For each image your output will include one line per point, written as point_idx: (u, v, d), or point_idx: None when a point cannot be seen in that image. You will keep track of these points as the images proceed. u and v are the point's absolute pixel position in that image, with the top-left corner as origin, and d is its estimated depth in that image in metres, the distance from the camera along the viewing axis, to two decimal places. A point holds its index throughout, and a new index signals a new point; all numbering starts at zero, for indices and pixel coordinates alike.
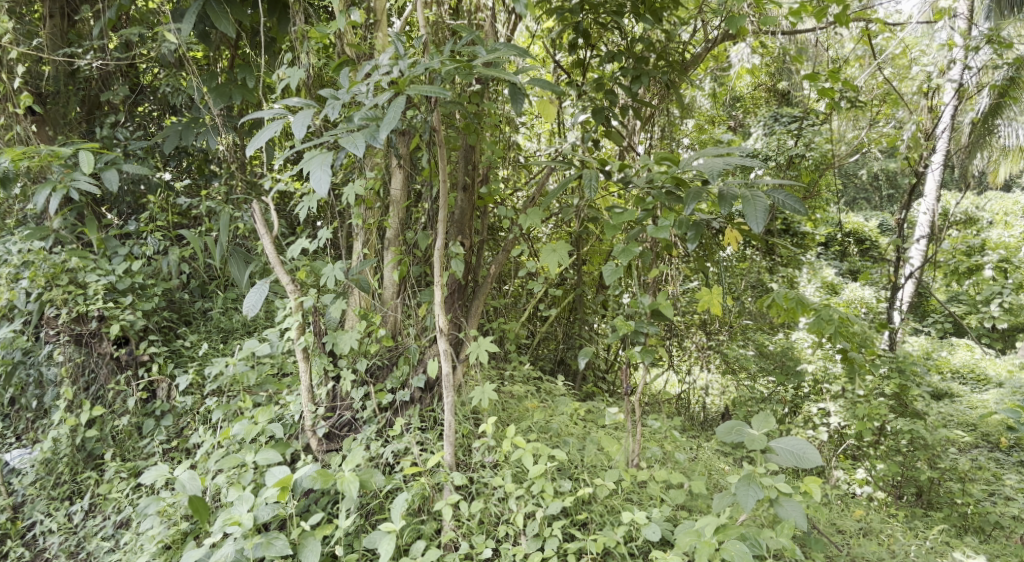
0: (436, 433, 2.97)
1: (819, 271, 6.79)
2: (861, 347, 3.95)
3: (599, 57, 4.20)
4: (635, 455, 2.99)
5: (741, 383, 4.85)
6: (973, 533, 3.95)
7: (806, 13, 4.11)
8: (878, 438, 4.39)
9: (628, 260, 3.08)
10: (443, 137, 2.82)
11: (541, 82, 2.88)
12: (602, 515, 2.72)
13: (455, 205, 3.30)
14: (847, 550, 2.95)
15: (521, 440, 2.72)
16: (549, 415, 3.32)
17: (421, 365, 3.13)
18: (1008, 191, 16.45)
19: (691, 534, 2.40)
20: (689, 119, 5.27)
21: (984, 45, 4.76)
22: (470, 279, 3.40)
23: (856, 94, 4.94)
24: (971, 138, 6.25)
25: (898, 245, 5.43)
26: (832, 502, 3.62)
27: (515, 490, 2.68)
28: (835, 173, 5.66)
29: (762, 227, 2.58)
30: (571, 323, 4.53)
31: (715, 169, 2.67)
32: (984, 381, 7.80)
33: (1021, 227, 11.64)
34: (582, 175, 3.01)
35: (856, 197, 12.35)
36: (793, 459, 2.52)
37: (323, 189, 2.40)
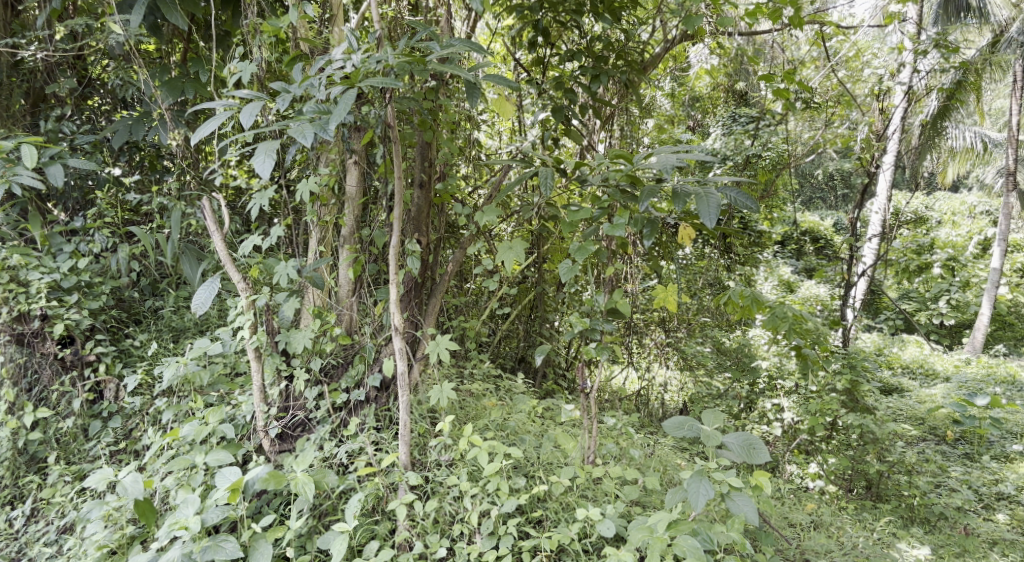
0: (391, 433, 2.95)
1: (775, 269, 6.89)
2: (814, 343, 4.01)
3: (558, 56, 4.21)
4: (590, 451, 3.00)
5: (699, 379, 5.00)
6: (919, 524, 4.05)
7: (761, 14, 4.17)
8: (830, 432, 4.47)
9: (584, 258, 3.08)
10: (398, 133, 2.78)
11: (497, 79, 2.87)
12: (557, 512, 2.73)
13: (411, 202, 3.28)
14: (797, 543, 3.01)
15: (477, 438, 2.71)
16: (506, 413, 3.32)
17: (376, 364, 3.10)
18: (956, 191, 16.95)
19: (643, 530, 2.43)
20: (648, 119, 5.32)
21: (932, 50, 4.89)
22: (428, 277, 3.38)
23: (810, 96, 5.03)
24: (921, 139, 6.40)
25: (851, 244, 5.55)
26: (784, 496, 3.69)
27: (470, 489, 2.68)
28: (792, 173, 5.75)
29: (715, 223, 2.61)
30: (532, 320, 4.55)
31: (668, 165, 2.70)
32: (932, 376, 8.02)
33: (968, 227, 12.01)
34: (538, 172, 3.00)
35: (812, 198, 12.59)
36: (743, 453, 2.55)
37: (266, 168, 2.39)
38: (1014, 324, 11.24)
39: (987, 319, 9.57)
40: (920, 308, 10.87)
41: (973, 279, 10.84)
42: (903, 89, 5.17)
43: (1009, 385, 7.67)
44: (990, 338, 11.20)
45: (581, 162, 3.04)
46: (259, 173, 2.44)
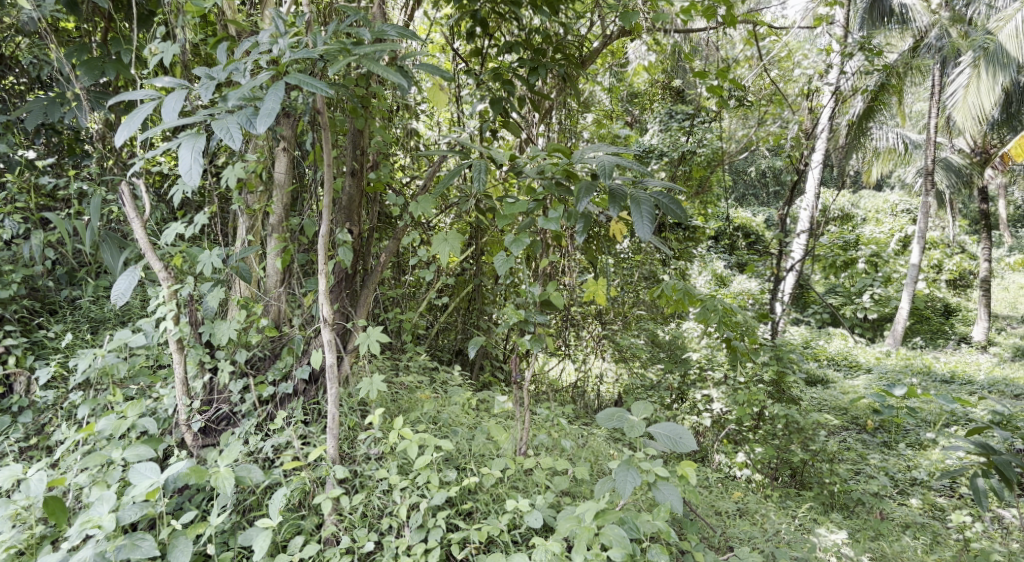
0: (320, 426, 2.90)
1: (709, 264, 7.06)
2: (744, 335, 4.13)
3: (497, 47, 4.19)
4: (522, 443, 3.01)
5: (633, 370, 5.04)
6: (839, 510, 4.22)
7: (696, 12, 4.24)
8: (757, 422, 4.58)
9: (519, 250, 3.07)
10: (327, 119, 2.71)
11: (429, 67, 2.81)
12: (487, 503, 2.73)
13: (342, 190, 3.21)
14: (721, 531, 3.05)
15: (407, 431, 2.67)
16: (439, 405, 3.30)
17: (305, 356, 3.05)
18: (880, 190, 17.71)
19: (570, 520, 2.44)
20: (588, 113, 5.37)
21: (858, 52, 5.05)
22: (360, 268, 3.32)
23: (743, 93, 5.15)
24: (847, 139, 6.64)
25: (780, 239, 5.73)
26: (712, 485, 3.78)
27: (399, 482, 2.65)
28: (726, 169, 5.88)
29: (648, 234, 2.63)
30: (470, 313, 4.54)
31: (607, 168, 2.70)
32: (856, 367, 8.36)
33: (891, 224, 12.57)
34: (474, 163, 2.96)
35: (745, 194, 12.94)
36: (670, 443, 2.59)
37: (193, 177, 2.24)
38: (930, 317, 11.85)
39: (906, 312, 10.03)
40: (846, 302, 11.57)
41: (895, 275, 11.36)
42: (830, 89, 5.34)
43: (925, 376, 8.06)
44: (909, 331, 11.77)
45: (516, 154, 3.02)
46: (187, 185, 2.30)
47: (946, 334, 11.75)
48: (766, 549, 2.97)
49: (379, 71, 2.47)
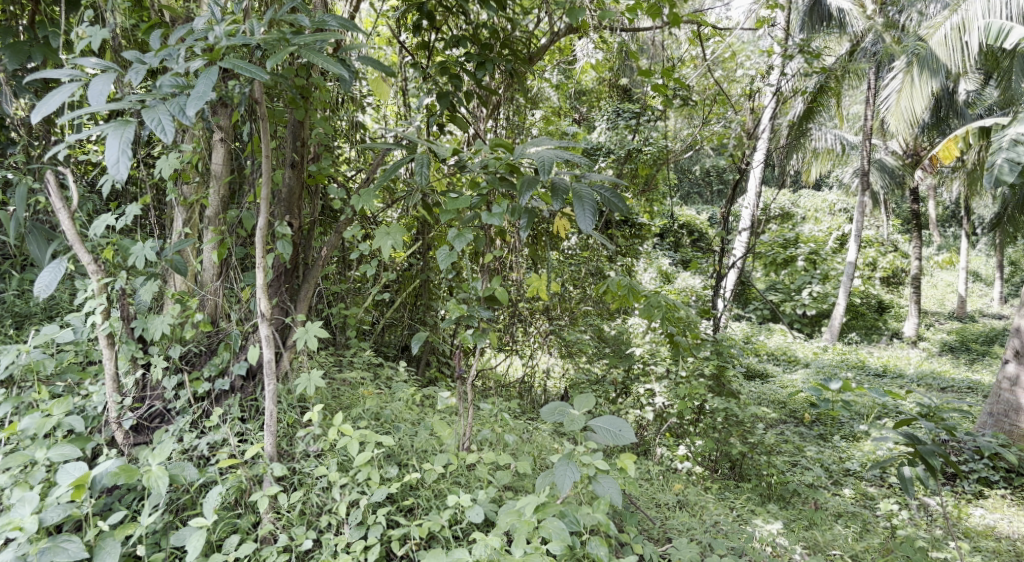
0: (257, 423, 2.84)
1: (654, 260, 7.18)
2: (686, 331, 4.22)
3: (444, 40, 4.15)
4: (466, 438, 2.99)
5: (580, 365, 5.10)
6: (775, 501, 4.32)
7: (642, 11, 4.28)
8: (698, 416, 4.67)
9: (463, 245, 3.04)
10: (266, 110, 2.64)
11: (370, 61, 2.79)
12: (428, 499, 2.71)
13: (282, 182, 3.15)
14: (660, 522, 3.10)
15: (346, 427, 2.64)
16: (382, 401, 3.27)
17: (242, 352, 2.98)
18: (819, 190, 18.26)
19: (511, 514, 2.45)
20: (535, 110, 5.40)
21: (798, 54, 5.16)
22: (300, 262, 3.25)
23: (687, 93, 5.23)
24: (787, 139, 6.81)
25: (723, 237, 5.84)
26: (653, 478, 3.84)
27: (339, 479, 2.61)
28: (671, 168, 5.97)
29: (591, 228, 2.67)
30: (417, 308, 4.50)
31: (548, 165, 2.66)
32: (794, 362, 8.60)
33: (827, 224, 13.05)
34: (417, 156, 2.93)
35: (691, 193, 13.19)
36: (611, 436, 2.61)
37: (121, 169, 2.18)
38: (865, 314, 12.26)
39: (842, 309, 10.35)
40: (785, 299, 11.91)
41: (832, 273, 11.73)
42: (771, 90, 5.45)
43: (859, 370, 8.34)
44: (845, 327, 12.16)
45: (459, 147, 3.00)
46: (114, 178, 2.22)
47: (879, 329, 12.19)
48: (703, 540, 3.02)
49: (318, 63, 2.43)
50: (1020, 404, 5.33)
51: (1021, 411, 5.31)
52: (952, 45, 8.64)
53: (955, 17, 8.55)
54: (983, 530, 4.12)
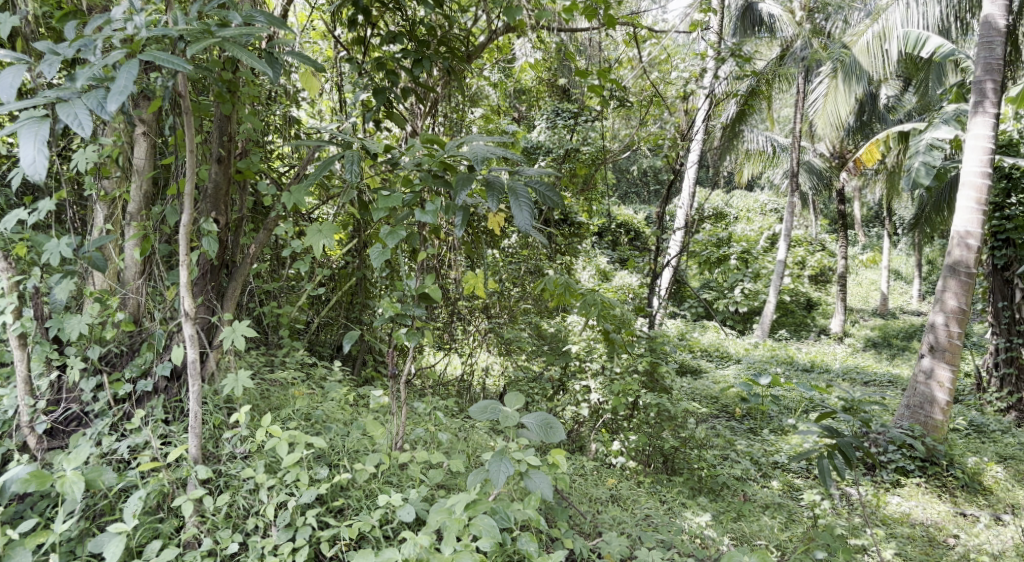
0: (181, 425, 2.76)
1: (592, 258, 7.29)
2: (621, 328, 4.31)
3: (380, 36, 4.10)
4: (398, 437, 2.97)
5: (519, 363, 5.11)
6: (706, 493, 4.43)
7: (578, 11, 4.31)
8: (632, 411, 4.75)
9: (396, 242, 2.97)
10: (190, 103, 2.57)
11: (298, 57, 2.73)
12: (359, 499, 2.69)
13: (208, 178, 3.06)
14: (592, 517, 3.14)
15: (275, 428, 2.59)
16: (313, 402, 3.22)
17: (167, 352, 2.89)
18: (753, 190, 18.85)
19: (441, 512, 2.45)
20: (475, 108, 5.42)
21: (730, 57, 5.26)
22: (228, 260, 3.17)
23: (623, 93, 5.32)
24: (721, 140, 6.99)
25: (658, 236, 5.95)
26: (587, 473, 3.90)
27: (266, 480, 2.56)
28: (609, 167, 6.04)
29: (528, 226, 2.66)
30: (353, 307, 4.43)
31: (481, 158, 2.68)
32: (726, 358, 8.88)
33: (759, 224, 13.50)
34: (349, 152, 2.88)
35: (629, 192, 13.44)
36: (542, 432, 2.63)
37: (36, 168, 2.09)
38: (794, 311, 12.77)
39: (773, 306, 10.70)
40: (719, 297, 12.27)
41: (762, 271, 12.16)
42: (705, 92, 5.54)
43: (788, 365, 8.66)
44: (776, 324, 12.62)
45: (393, 144, 2.97)
46: (30, 178, 2.12)
47: (808, 326, 12.66)
48: (633, 533, 3.08)
49: (245, 58, 2.36)
50: (934, 396, 5.59)
51: (935, 403, 5.57)
52: (873, 52, 9.05)
53: (876, 25, 8.93)
54: (899, 517, 4.31)
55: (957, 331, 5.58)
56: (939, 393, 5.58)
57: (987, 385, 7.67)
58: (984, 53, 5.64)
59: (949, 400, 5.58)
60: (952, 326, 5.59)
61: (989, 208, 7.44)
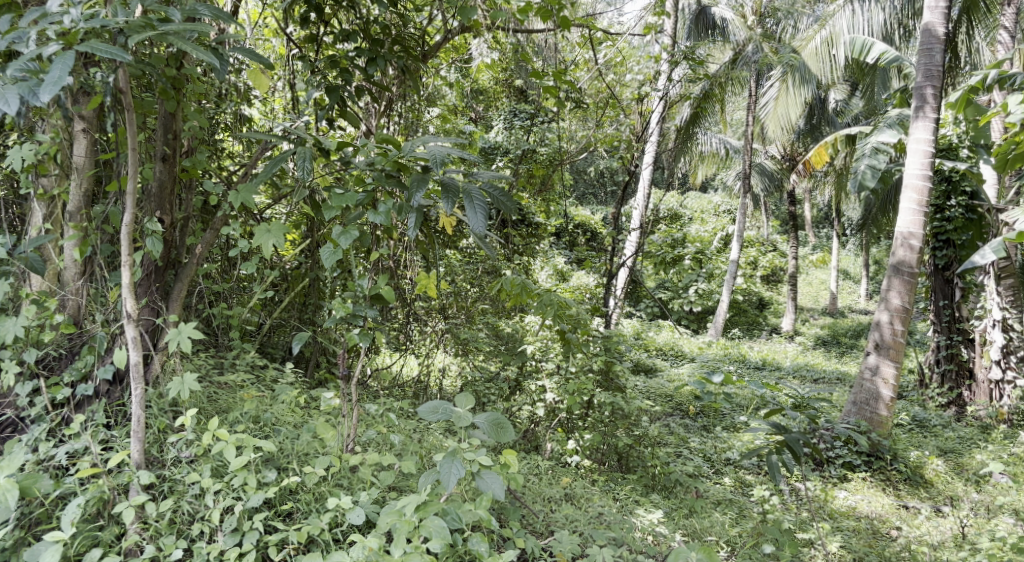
0: (123, 430, 2.69)
1: (549, 258, 7.33)
2: (577, 328, 4.34)
3: (333, 34, 4.05)
4: (350, 439, 2.94)
5: (476, 363, 5.04)
6: (659, 491, 4.49)
7: (533, 12, 4.30)
8: (586, 410, 4.78)
9: (347, 242, 2.93)
10: (132, 99, 2.51)
11: (245, 52, 2.66)
12: (308, 503, 2.65)
13: (152, 176, 2.99)
14: (544, 516, 3.16)
15: (222, 432, 2.54)
16: (262, 404, 3.16)
17: (109, 355, 2.82)
18: (708, 191, 19.17)
19: (391, 514, 2.43)
20: (431, 108, 5.39)
21: (683, 60, 5.32)
22: (173, 260, 3.10)
23: (578, 95, 5.35)
24: (675, 142, 7.09)
25: (614, 236, 5.99)
26: (542, 472, 3.92)
27: (212, 485, 2.51)
28: (566, 168, 6.07)
29: (482, 230, 2.64)
30: (305, 308, 4.37)
31: (440, 158, 2.66)
32: (680, 356, 9.02)
33: (713, 225, 13.75)
34: (298, 150, 2.83)
35: (586, 192, 13.57)
36: (493, 432, 2.63)
37: None
38: (746, 310, 13.04)
39: (726, 305, 10.90)
40: (674, 296, 12.47)
41: (716, 271, 12.38)
42: (659, 95, 5.60)
43: (741, 363, 8.83)
44: (729, 323, 12.85)
45: (344, 143, 2.93)
46: None
47: (760, 325, 12.94)
48: (584, 531, 3.10)
49: (189, 53, 2.30)
50: (879, 393, 5.75)
51: (880, 399, 5.73)
52: (822, 56, 9.23)
53: (823, 31, 9.20)
54: (845, 511, 4.43)
55: (901, 329, 5.75)
56: (884, 389, 5.74)
57: (930, 381, 7.92)
58: (925, 60, 5.86)
59: (894, 396, 5.75)
60: (896, 324, 5.75)
61: (932, 210, 7.69)
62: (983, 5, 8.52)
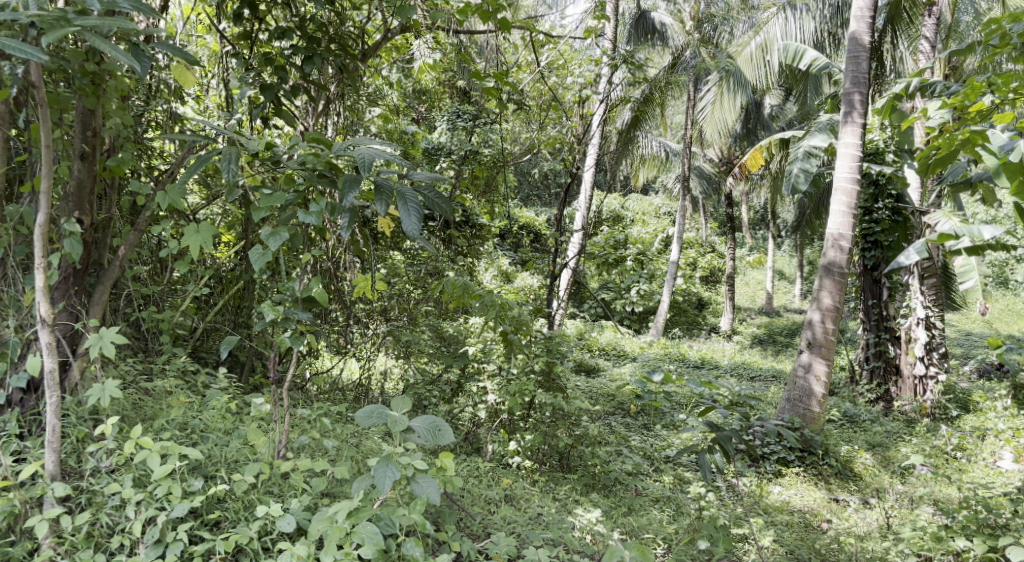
0: (38, 441, 2.58)
1: (494, 259, 7.34)
2: (518, 329, 4.34)
3: (267, 31, 3.95)
4: (281, 445, 2.87)
5: (417, 366, 5.00)
6: (599, 489, 4.52)
7: (472, 12, 4.26)
8: (528, 411, 4.76)
9: (278, 244, 2.85)
10: (45, 96, 2.40)
11: (168, 48, 2.56)
12: (237, 511, 2.58)
13: (71, 175, 2.88)
14: (481, 518, 3.14)
15: (145, 440, 2.45)
16: (191, 411, 3.07)
17: (22, 363, 2.70)
18: (651, 193, 19.50)
19: (322, 522, 2.39)
20: (373, 108, 5.33)
21: (622, 64, 5.36)
22: (94, 263, 2.99)
23: (520, 96, 5.34)
24: (616, 145, 7.18)
25: (557, 238, 6.01)
26: (482, 474, 3.90)
27: (134, 495, 2.42)
28: (509, 169, 6.07)
29: (416, 231, 2.60)
30: (240, 310, 4.26)
31: (370, 162, 2.58)
32: (623, 356, 9.15)
33: (655, 226, 13.99)
34: (224, 150, 2.73)
35: (530, 194, 13.68)
36: (429, 436, 2.59)
37: None
38: (687, 310, 13.31)
39: (667, 306, 11.11)
40: (616, 297, 12.68)
41: (657, 272, 12.63)
42: (600, 97, 5.63)
43: (681, 362, 9.01)
44: (670, 323, 13.11)
45: (275, 142, 2.85)
46: None
47: (699, 324, 13.23)
48: (521, 533, 3.09)
49: (105, 50, 2.20)
50: (812, 390, 5.91)
51: (813, 396, 5.90)
52: (756, 62, 9.52)
53: (758, 37, 9.48)
54: (779, 505, 4.54)
55: (832, 327, 5.92)
56: (816, 387, 5.91)
57: (860, 377, 8.20)
58: (852, 67, 6.07)
59: (826, 393, 5.92)
60: (827, 323, 5.93)
61: (861, 212, 7.96)
62: (906, 15, 8.88)
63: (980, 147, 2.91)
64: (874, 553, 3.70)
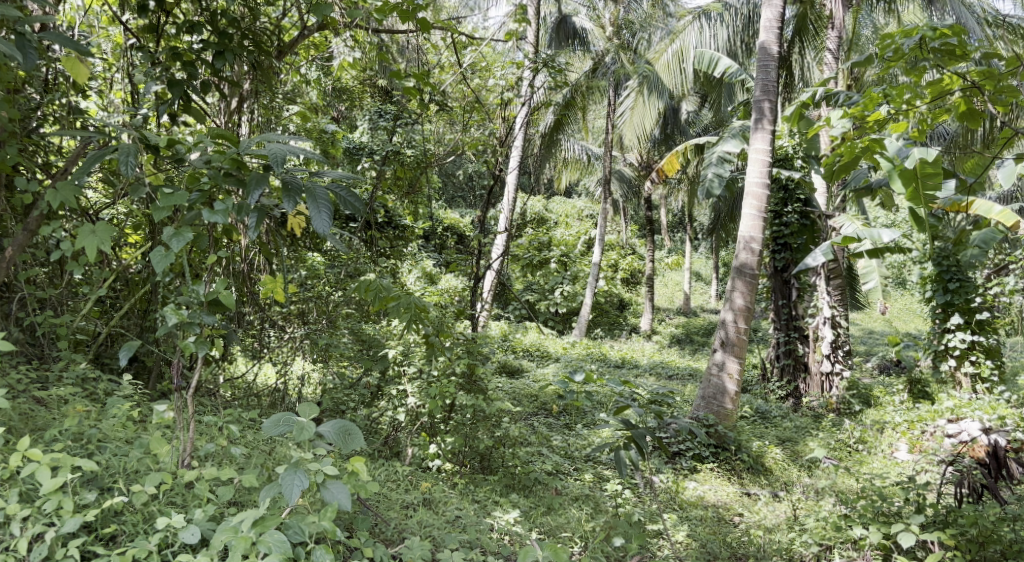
0: None
1: (418, 260, 7.29)
2: (438, 331, 4.29)
3: (174, 24, 3.77)
4: (185, 453, 2.75)
5: (335, 370, 4.90)
6: (519, 490, 4.54)
7: (391, 11, 4.18)
8: (448, 414, 4.71)
9: (181, 245, 2.72)
10: None
11: (59, 39, 2.40)
12: (135, 524, 2.47)
13: None
14: (397, 523, 3.09)
15: (33, 451, 2.31)
16: (87, 420, 2.92)
17: None
18: (575, 195, 19.79)
19: (226, 532, 2.30)
20: (291, 106, 5.19)
21: (543, 68, 5.37)
22: None
23: (441, 98, 5.29)
24: (539, 147, 7.23)
25: (480, 240, 6.00)
26: (400, 478, 3.85)
27: (19, 511, 2.28)
28: (430, 170, 6.02)
29: (326, 229, 2.53)
30: (144, 313, 4.09)
31: (279, 159, 2.49)
32: (546, 356, 9.24)
33: (579, 228, 14.19)
34: (121, 145, 2.57)
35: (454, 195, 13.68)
36: (339, 440, 2.53)
37: None
38: (609, 310, 13.55)
39: (590, 306, 11.30)
40: (541, 298, 12.81)
41: (580, 273, 12.83)
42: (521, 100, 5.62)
43: (603, 361, 9.18)
44: (592, 323, 13.33)
45: (178, 139, 2.72)
46: None
47: (621, 324, 13.50)
48: (437, 536, 3.06)
49: None
50: (725, 388, 6.10)
51: (726, 393, 6.09)
52: (673, 69, 9.79)
53: (675, 43, 9.70)
54: (694, 500, 4.67)
55: (744, 327, 6.12)
56: (729, 384, 6.10)
57: (770, 375, 8.51)
58: (762, 76, 6.27)
59: (738, 390, 6.12)
60: (739, 323, 6.12)
61: (772, 215, 8.26)
62: (811, 27, 9.37)
63: (877, 154, 2.99)
64: (779, 544, 3.84)
